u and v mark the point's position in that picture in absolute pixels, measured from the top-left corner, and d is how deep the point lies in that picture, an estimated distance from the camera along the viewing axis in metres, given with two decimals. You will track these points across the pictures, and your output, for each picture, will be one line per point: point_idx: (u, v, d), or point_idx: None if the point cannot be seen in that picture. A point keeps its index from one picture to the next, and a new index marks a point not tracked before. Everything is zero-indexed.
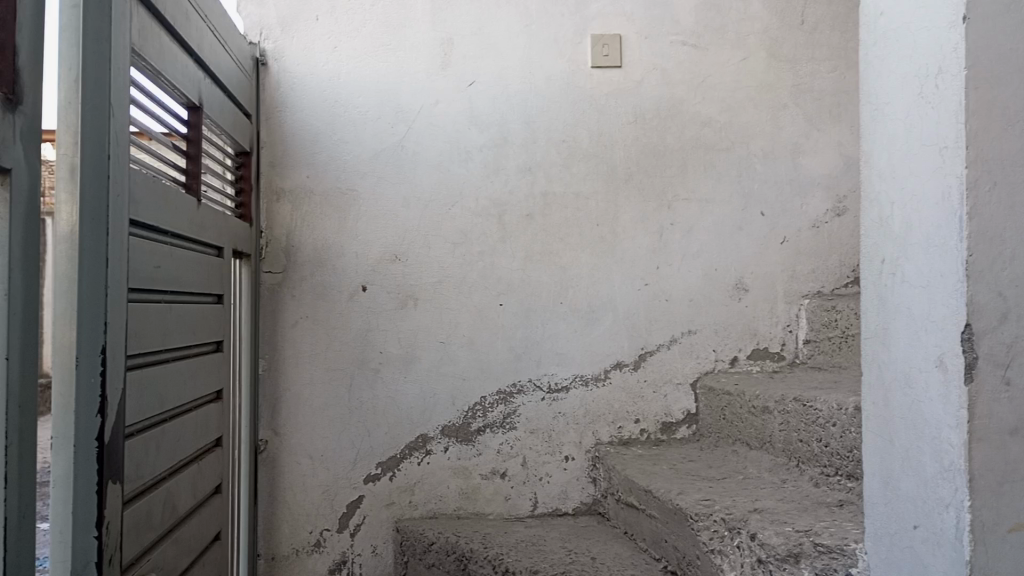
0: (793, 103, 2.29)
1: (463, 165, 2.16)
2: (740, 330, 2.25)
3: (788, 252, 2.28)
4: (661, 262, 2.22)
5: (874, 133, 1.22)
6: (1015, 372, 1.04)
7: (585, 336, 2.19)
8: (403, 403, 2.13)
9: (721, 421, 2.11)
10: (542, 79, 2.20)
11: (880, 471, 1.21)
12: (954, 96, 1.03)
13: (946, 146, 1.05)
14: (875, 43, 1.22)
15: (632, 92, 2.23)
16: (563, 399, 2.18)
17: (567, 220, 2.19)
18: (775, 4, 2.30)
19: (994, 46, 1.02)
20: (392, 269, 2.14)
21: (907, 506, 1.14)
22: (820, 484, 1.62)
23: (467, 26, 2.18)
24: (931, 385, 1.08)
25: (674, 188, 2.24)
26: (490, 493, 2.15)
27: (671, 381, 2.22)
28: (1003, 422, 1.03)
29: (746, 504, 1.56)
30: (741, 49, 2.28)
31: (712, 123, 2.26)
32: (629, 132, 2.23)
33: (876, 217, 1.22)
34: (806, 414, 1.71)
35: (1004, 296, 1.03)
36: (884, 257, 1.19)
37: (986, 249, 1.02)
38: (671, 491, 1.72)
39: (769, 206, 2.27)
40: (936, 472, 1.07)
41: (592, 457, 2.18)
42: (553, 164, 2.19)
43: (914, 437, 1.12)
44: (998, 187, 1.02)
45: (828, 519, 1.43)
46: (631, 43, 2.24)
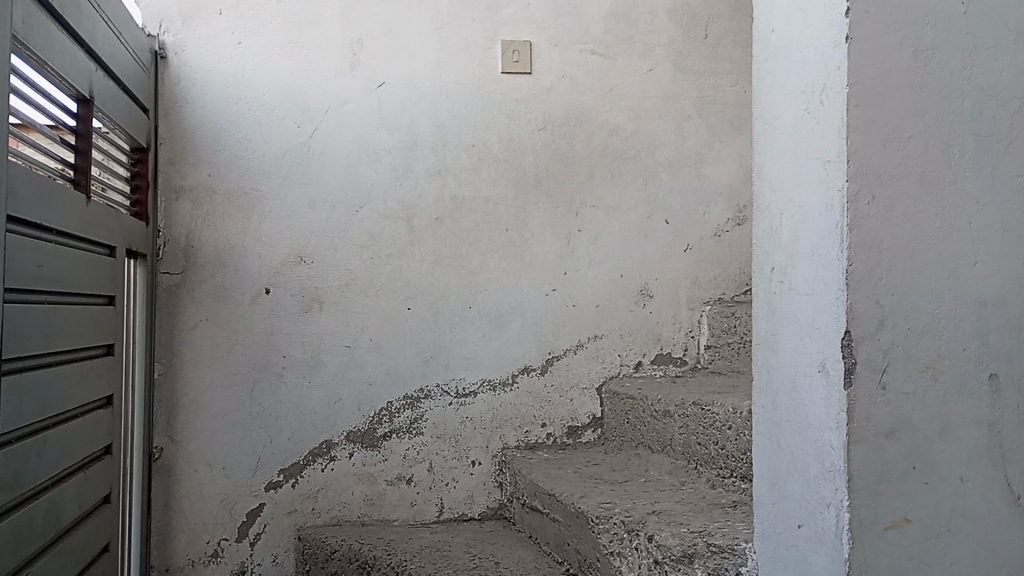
0: (697, 114, 2.36)
1: (371, 167, 2.14)
2: (644, 335, 2.30)
3: (691, 259, 2.34)
4: (569, 267, 2.25)
5: (765, 146, 1.26)
6: (891, 377, 1.08)
7: (493, 341, 2.19)
8: (306, 409, 2.09)
9: (625, 425, 2.14)
10: (452, 83, 2.20)
11: (768, 472, 1.25)
12: (837, 112, 1.08)
13: (829, 160, 1.09)
14: (767, 58, 1.26)
15: (542, 99, 2.25)
16: (470, 404, 2.18)
17: (476, 225, 2.20)
18: (680, 17, 2.36)
19: (874, 64, 1.07)
20: (297, 271, 2.10)
21: (792, 506, 1.18)
22: (717, 486, 1.67)
23: (377, 26, 2.16)
24: (815, 389, 1.12)
25: (582, 195, 2.27)
26: (396, 498, 2.14)
27: (577, 385, 2.25)
28: (879, 425, 1.07)
29: (645, 506, 1.60)
30: (648, 60, 2.33)
31: (620, 132, 2.30)
32: (538, 139, 2.25)
33: (767, 227, 1.26)
34: (704, 418, 1.76)
35: (881, 304, 1.07)
36: (773, 265, 1.23)
37: (865, 258, 1.06)
38: (574, 495, 1.74)
39: (673, 214, 2.33)
40: (818, 472, 1.12)
41: (498, 461, 2.19)
42: (462, 168, 2.19)
43: (799, 439, 1.16)
44: (877, 201, 1.07)
45: (722, 519, 1.47)
46: (540, 51, 2.26)
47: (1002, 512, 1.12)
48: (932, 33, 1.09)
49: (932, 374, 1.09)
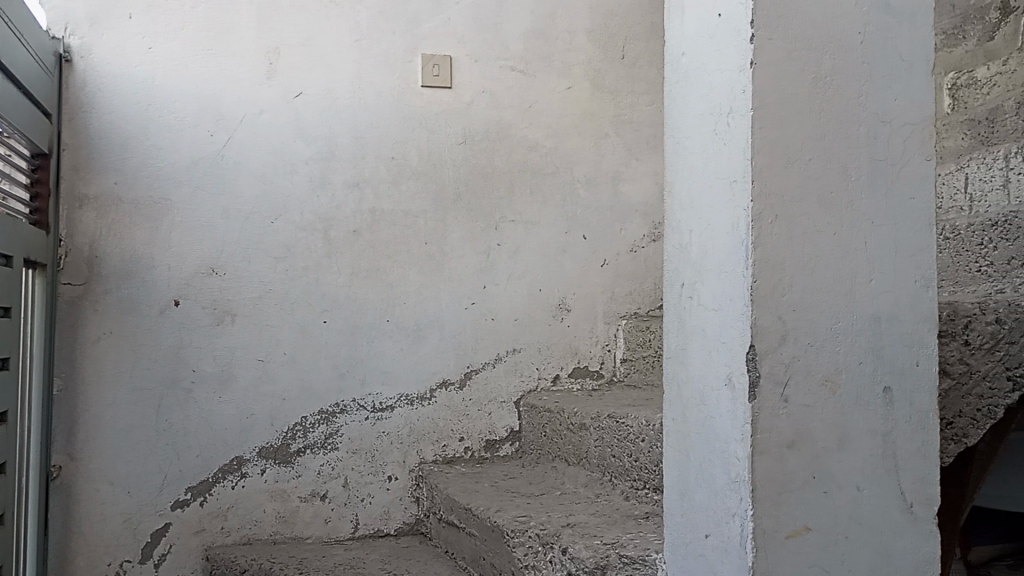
0: (614, 132, 2.41)
1: (287, 178, 2.11)
2: (562, 349, 2.32)
3: (608, 274, 2.38)
4: (487, 281, 2.26)
5: (676, 165, 1.30)
6: (793, 390, 1.12)
7: (411, 355, 2.18)
8: (216, 424, 2.04)
9: (542, 438, 2.16)
10: (371, 95, 2.18)
11: (678, 484, 1.27)
12: (742, 134, 1.12)
13: (735, 180, 1.13)
14: (678, 80, 1.30)
15: (462, 113, 2.26)
16: (386, 419, 2.16)
17: (394, 238, 2.18)
18: (599, 36, 2.41)
19: (777, 89, 1.11)
20: (209, 283, 2.05)
21: (700, 517, 1.21)
22: (630, 498, 1.69)
23: (295, 36, 2.13)
24: (722, 402, 1.16)
25: (501, 210, 2.28)
26: (310, 515, 2.09)
27: (495, 399, 2.25)
28: (781, 436, 1.11)
29: (560, 519, 1.61)
30: (567, 78, 2.37)
31: (539, 148, 2.33)
32: (458, 153, 2.25)
33: (677, 244, 1.29)
34: (618, 430, 1.78)
35: (783, 320, 1.11)
36: (682, 282, 1.27)
37: (768, 275, 1.10)
38: (490, 509, 1.74)
39: (590, 229, 2.37)
40: (725, 483, 1.15)
41: (415, 476, 2.17)
42: (381, 181, 2.18)
43: (707, 451, 1.19)
44: (780, 220, 1.11)
45: (634, 531, 1.49)
46: (460, 65, 2.27)
47: (896, 519, 1.17)
48: (830, 61, 1.14)
49: (830, 388, 1.14)
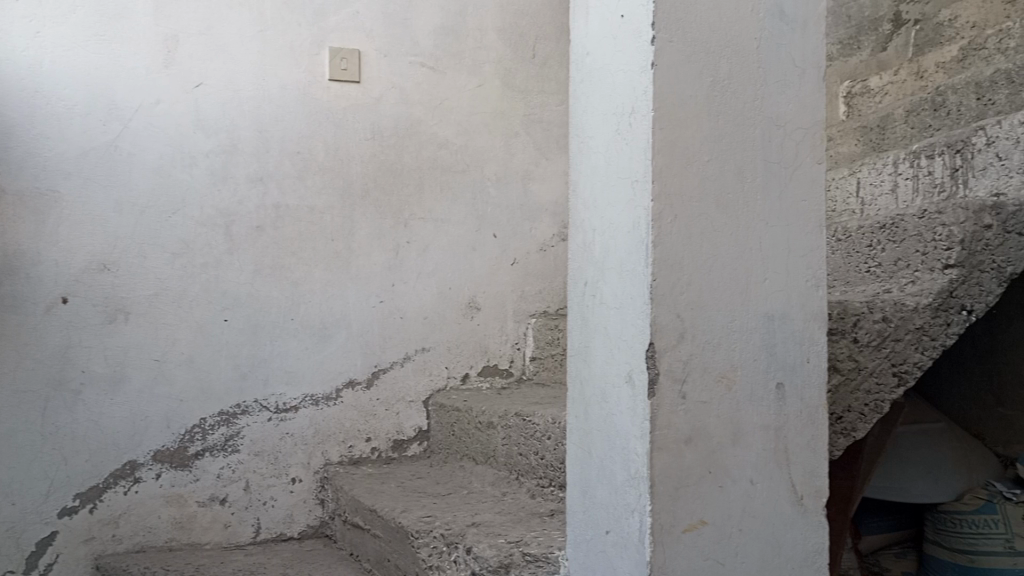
0: (524, 131, 2.42)
1: (186, 170, 2.03)
2: (471, 348, 2.32)
3: (517, 273, 2.39)
4: (396, 279, 2.23)
5: (580, 164, 1.30)
6: (690, 387, 1.14)
7: (317, 354, 2.13)
8: (108, 427, 1.95)
9: (450, 438, 2.15)
10: (276, 87, 2.13)
11: (580, 481, 1.28)
12: (643, 135, 1.13)
13: (637, 181, 1.14)
14: (582, 79, 1.30)
15: (370, 109, 2.23)
16: (290, 420, 2.10)
17: (300, 234, 2.13)
18: (509, 36, 2.42)
19: (676, 91, 1.13)
20: (100, 280, 1.95)
21: (600, 513, 1.22)
22: (536, 495, 1.70)
23: (195, 24, 2.06)
24: (622, 399, 1.17)
25: (410, 206, 2.26)
26: (208, 520, 2.02)
27: (403, 399, 2.23)
28: (679, 432, 1.13)
29: (465, 519, 1.60)
30: (477, 76, 2.37)
31: (449, 145, 2.32)
32: (367, 149, 2.22)
33: (581, 242, 1.29)
34: (525, 429, 1.79)
35: (681, 318, 1.13)
36: (585, 280, 1.27)
37: (667, 274, 1.12)
38: (395, 510, 1.72)
39: (500, 228, 2.37)
40: (624, 479, 1.16)
41: (320, 478, 2.12)
42: (286, 176, 2.13)
43: (608, 447, 1.20)
44: (679, 219, 1.13)
45: (539, 528, 1.50)
46: (369, 60, 2.24)
47: (787, 511, 1.20)
48: (727, 64, 1.16)
49: (726, 384, 1.16)
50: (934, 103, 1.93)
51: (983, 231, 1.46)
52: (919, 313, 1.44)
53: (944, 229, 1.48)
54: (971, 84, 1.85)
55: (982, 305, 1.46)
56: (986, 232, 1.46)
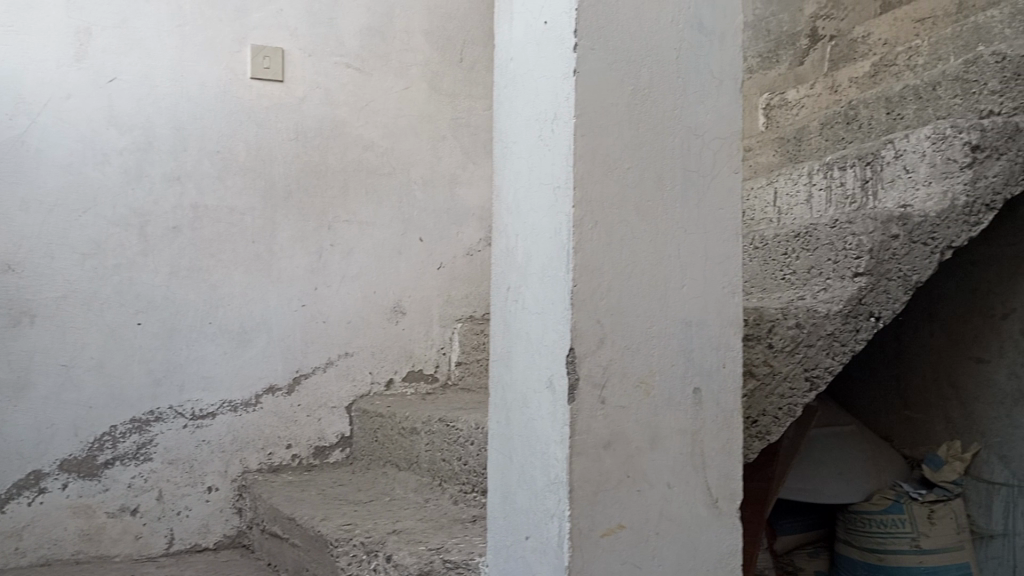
0: (451, 135, 2.41)
1: (97, 168, 1.96)
2: (396, 353, 2.30)
3: (443, 277, 2.38)
4: (319, 283, 2.19)
5: (504, 169, 1.30)
6: (609, 392, 1.15)
7: (236, 359, 2.08)
8: (11, 436, 1.86)
9: (373, 444, 2.12)
10: (194, 84, 2.07)
11: (500, 487, 1.28)
12: (565, 142, 1.14)
13: (558, 187, 1.15)
14: (506, 85, 1.30)
15: (294, 108, 2.19)
16: (206, 427, 2.04)
17: (220, 236, 2.08)
18: (436, 39, 2.41)
19: (598, 99, 1.14)
20: (3, 281, 1.86)
21: (520, 519, 1.22)
22: (459, 501, 1.69)
23: (109, 17, 1.98)
24: (543, 404, 1.17)
25: (335, 209, 2.23)
26: (118, 531, 1.95)
27: (325, 405, 2.19)
28: (597, 437, 1.13)
29: (386, 526, 1.58)
30: (404, 79, 2.35)
31: (375, 148, 2.29)
32: (290, 149, 2.18)
33: (504, 247, 1.29)
34: (448, 434, 1.78)
35: (601, 323, 1.14)
36: (508, 285, 1.27)
37: (588, 280, 1.13)
38: (314, 518, 1.68)
39: (426, 232, 2.36)
40: (544, 485, 1.16)
41: (238, 486, 2.07)
42: (204, 176, 2.07)
43: (528, 453, 1.20)
44: (599, 226, 1.14)
45: (460, 535, 1.49)
46: (292, 59, 2.20)
47: (702, 515, 1.22)
48: (648, 74, 1.18)
49: (644, 389, 1.17)
50: (847, 116, 2.01)
51: (891, 241, 1.52)
52: (830, 319, 1.49)
53: (855, 238, 1.53)
54: (882, 99, 1.92)
55: (889, 311, 1.52)
56: (893, 241, 1.52)
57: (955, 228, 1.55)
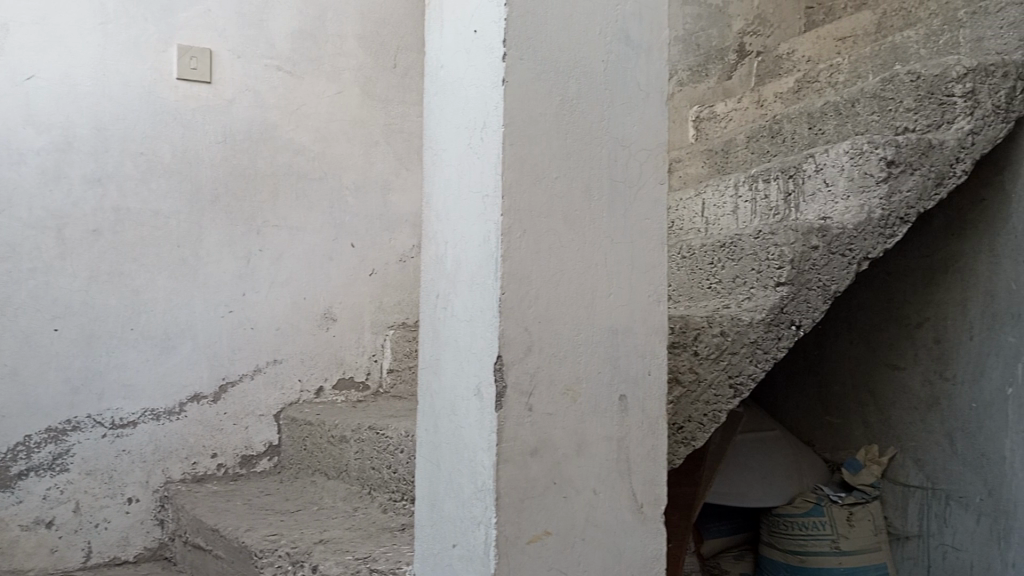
0: (384, 141, 2.40)
1: (12, 168, 1.88)
2: (326, 360, 2.27)
3: (375, 284, 2.37)
4: (247, 288, 2.15)
5: (433, 177, 1.30)
6: (537, 399, 1.15)
7: (159, 366, 2.03)
8: None
9: (302, 452, 2.09)
10: (118, 84, 2.01)
11: (428, 495, 1.27)
12: (493, 150, 1.14)
13: (487, 195, 1.15)
14: (436, 92, 1.30)
15: (222, 111, 2.15)
16: (127, 436, 1.98)
17: (143, 240, 2.02)
18: (370, 43, 2.39)
19: (527, 109, 1.15)
20: None
21: (448, 526, 1.22)
22: (388, 510, 1.68)
23: (27, 12, 1.91)
24: (470, 411, 1.17)
25: (264, 213, 2.19)
26: (32, 545, 1.87)
27: (253, 413, 2.15)
28: (525, 444, 1.14)
29: (313, 536, 1.56)
30: (336, 83, 2.33)
31: (306, 152, 2.27)
32: (217, 152, 2.14)
33: (433, 255, 1.29)
34: (378, 442, 1.76)
35: (529, 331, 1.15)
36: (437, 293, 1.27)
37: (515, 288, 1.13)
38: (239, 528, 1.65)
39: (358, 238, 2.34)
40: (471, 492, 1.16)
41: (160, 497, 2.01)
42: (127, 177, 2.01)
43: (455, 460, 1.20)
44: (527, 234, 1.15)
45: (388, 543, 1.48)
46: (221, 60, 2.16)
47: (627, 520, 1.24)
48: (576, 84, 1.20)
49: (571, 397, 1.19)
50: (772, 130, 2.06)
51: (811, 252, 1.56)
52: (753, 327, 1.52)
53: (777, 248, 1.58)
54: (804, 114, 1.99)
55: (808, 320, 1.57)
56: (812, 252, 1.57)
57: (871, 241, 1.61)
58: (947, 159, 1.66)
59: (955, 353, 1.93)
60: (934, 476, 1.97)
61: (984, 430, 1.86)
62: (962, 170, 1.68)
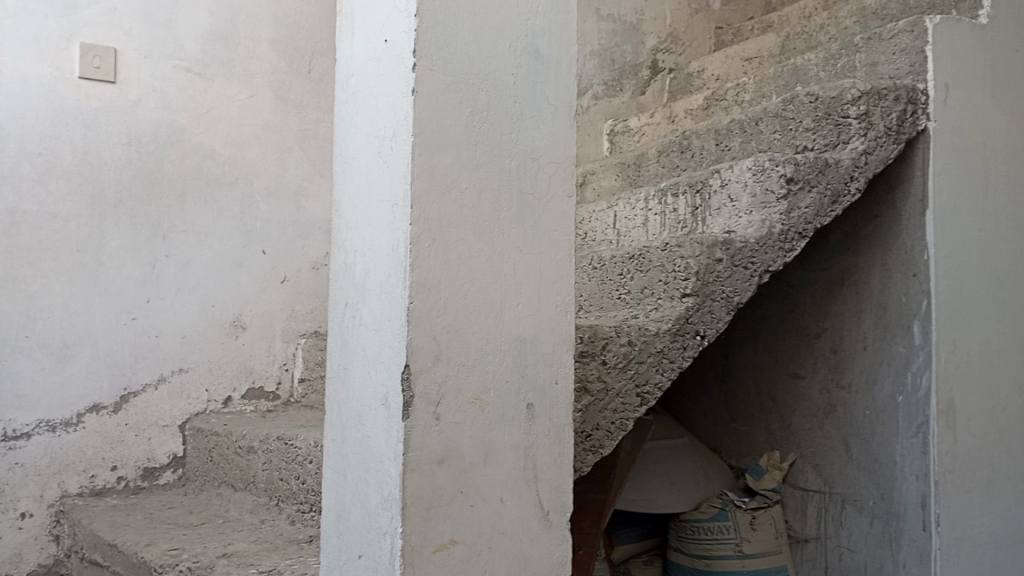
0: (297, 146, 2.37)
1: None
2: (235, 369, 2.22)
3: (287, 291, 2.33)
4: (152, 295, 2.09)
5: (343, 185, 1.29)
6: (444, 408, 1.16)
7: (55, 376, 1.95)
8: None
9: (208, 464, 2.04)
10: (15, 81, 1.92)
11: (335, 505, 1.26)
12: (403, 160, 1.14)
13: (396, 205, 1.15)
14: (347, 100, 1.30)
15: (126, 111, 2.08)
16: (21, 449, 1.90)
17: (40, 244, 1.94)
18: (283, 48, 2.36)
19: (437, 119, 1.15)
20: None
21: (354, 537, 1.21)
22: (296, 522, 1.65)
23: None
24: (378, 420, 1.17)
25: (171, 218, 2.14)
26: None
27: (156, 423, 2.09)
28: (431, 453, 1.14)
29: (216, 549, 1.52)
30: (248, 87, 2.29)
31: (216, 156, 2.22)
32: (121, 154, 2.07)
33: (342, 263, 1.28)
34: (286, 452, 1.73)
35: (437, 340, 1.15)
36: (346, 301, 1.26)
37: (424, 297, 1.14)
38: (139, 543, 1.60)
39: (270, 244, 2.30)
40: (377, 502, 1.16)
41: (55, 512, 1.93)
42: (23, 178, 1.93)
43: (362, 470, 1.19)
44: (436, 244, 1.15)
45: (294, 556, 1.46)
46: (127, 60, 2.09)
47: (534, 527, 1.25)
48: (486, 96, 1.21)
49: (478, 405, 1.19)
50: (681, 145, 2.12)
51: (715, 264, 1.62)
52: (660, 337, 1.56)
53: (682, 261, 1.62)
54: (711, 130, 2.05)
55: (712, 330, 1.62)
56: (716, 264, 1.62)
57: (772, 254, 1.67)
58: (843, 177, 1.74)
59: (851, 362, 2.02)
60: (831, 481, 2.06)
61: (877, 436, 1.96)
62: (856, 188, 1.76)
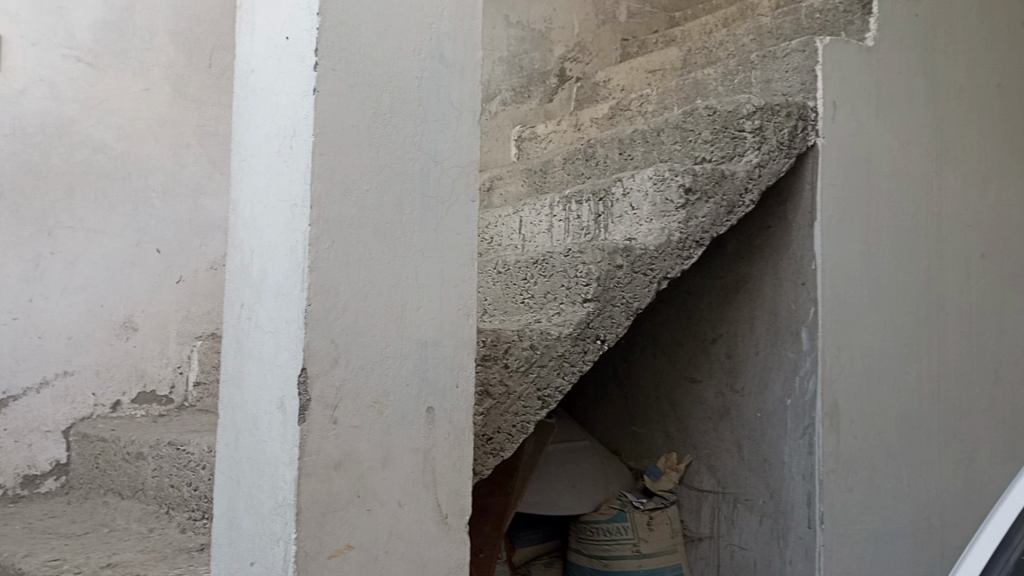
0: (196, 143, 2.29)
1: None
2: (125, 372, 2.14)
3: (182, 292, 2.26)
4: (35, 294, 1.99)
5: (240, 182, 1.26)
6: (342, 412, 1.14)
7: None
8: None
9: (93, 470, 1.95)
10: None
11: (226, 511, 1.22)
12: (303, 160, 1.13)
13: (295, 205, 1.13)
14: (246, 97, 1.27)
15: (10, 101, 1.97)
16: None
17: None
18: (182, 42, 2.29)
19: (339, 120, 1.14)
20: None
21: (246, 544, 1.18)
22: (186, 530, 1.60)
23: None
24: (272, 424, 1.14)
25: (58, 213, 2.03)
26: None
27: (37, 429, 1.98)
28: (328, 458, 1.13)
29: (99, 560, 1.45)
30: (144, 80, 2.21)
31: (108, 150, 2.13)
32: (5, 144, 1.96)
33: (238, 263, 1.25)
34: (178, 458, 1.68)
35: (335, 343, 1.14)
36: (241, 303, 1.23)
37: (323, 299, 1.12)
38: (16, 555, 1.51)
39: (164, 243, 2.23)
40: (271, 507, 1.13)
41: None
42: None
43: (256, 474, 1.17)
44: (336, 245, 1.14)
45: (184, 565, 1.41)
46: (13, 47, 1.99)
47: (432, 531, 1.25)
48: (389, 99, 1.20)
49: (377, 410, 1.18)
50: (586, 153, 2.16)
51: (615, 270, 1.65)
52: (561, 341, 1.59)
53: (584, 267, 1.65)
54: (615, 140, 2.10)
55: (612, 335, 1.65)
56: (617, 271, 1.66)
57: (670, 261, 1.72)
58: (738, 188, 1.81)
59: (744, 367, 2.10)
60: (724, 481, 2.13)
61: (767, 438, 2.04)
62: (750, 200, 1.83)
